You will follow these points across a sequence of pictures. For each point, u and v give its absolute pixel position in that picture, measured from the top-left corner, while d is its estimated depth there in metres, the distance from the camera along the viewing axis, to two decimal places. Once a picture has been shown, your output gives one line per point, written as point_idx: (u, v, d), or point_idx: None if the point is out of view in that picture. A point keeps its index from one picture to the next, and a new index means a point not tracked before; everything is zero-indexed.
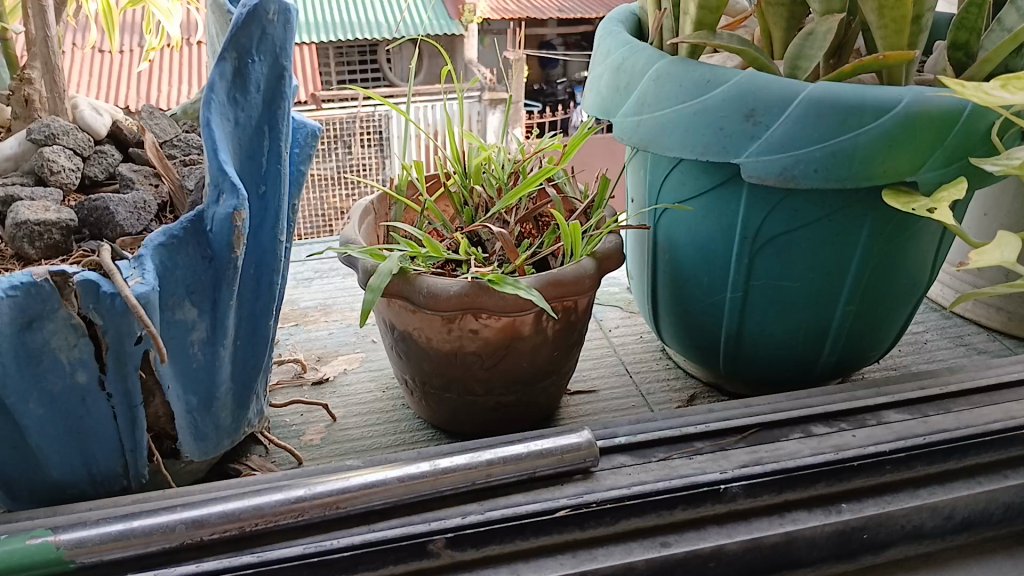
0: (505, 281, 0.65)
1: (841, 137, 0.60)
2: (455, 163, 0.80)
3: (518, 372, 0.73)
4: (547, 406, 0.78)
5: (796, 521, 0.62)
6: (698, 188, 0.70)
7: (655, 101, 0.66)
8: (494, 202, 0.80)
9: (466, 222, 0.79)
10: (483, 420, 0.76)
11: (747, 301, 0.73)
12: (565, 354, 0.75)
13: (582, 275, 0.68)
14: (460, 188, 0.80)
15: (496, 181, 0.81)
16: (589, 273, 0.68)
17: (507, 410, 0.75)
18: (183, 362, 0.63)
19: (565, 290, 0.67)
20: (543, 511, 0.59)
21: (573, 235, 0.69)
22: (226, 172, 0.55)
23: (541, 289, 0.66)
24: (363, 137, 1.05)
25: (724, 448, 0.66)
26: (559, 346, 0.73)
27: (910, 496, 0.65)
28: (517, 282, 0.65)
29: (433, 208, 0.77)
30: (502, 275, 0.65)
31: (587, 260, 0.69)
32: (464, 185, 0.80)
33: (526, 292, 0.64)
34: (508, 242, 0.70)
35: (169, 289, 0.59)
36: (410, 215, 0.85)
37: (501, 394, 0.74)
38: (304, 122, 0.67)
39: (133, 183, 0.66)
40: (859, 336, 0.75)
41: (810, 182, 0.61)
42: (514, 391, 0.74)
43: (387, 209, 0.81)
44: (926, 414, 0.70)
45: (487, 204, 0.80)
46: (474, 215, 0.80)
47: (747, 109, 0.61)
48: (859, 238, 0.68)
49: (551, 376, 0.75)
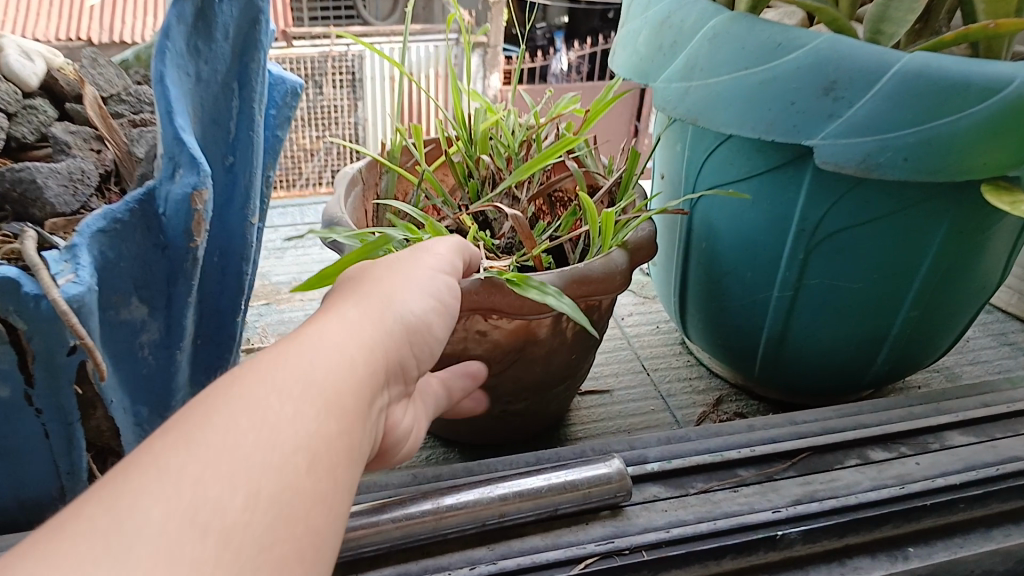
0: (528, 285, 0.53)
1: (937, 122, 0.49)
2: (459, 128, 0.67)
3: (528, 378, 0.62)
4: (557, 412, 0.68)
5: (858, 570, 0.53)
6: (749, 169, 0.59)
7: (709, 65, 0.55)
8: (503, 175, 0.68)
9: (471, 198, 0.68)
10: (487, 430, 0.66)
11: (795, 302, 0.63)
12: (583, 356, 0.65)
13: (612, 270, 0.57)
14: (463, 157, 0.68)
15: (504, 151, 0.68)
16: (620, 269, 0.58)
17: (514, 419, 0.65)
18: (130, 366, 0.52)
19: (592, 288, 0.57)
20: (565, 561, 0.50)
21: (605, 223, 0.57)
22: (183, 141, 0.43)
23: (564, 288, 0.55)
24: (332, 79, 1.00)
25: (772, 478, 0.57)
26: (578, 349, 0.63)
27: (983, 538, 0.56)
28: (545, 286, 0.53)
29: (432, 181, 0.65)
30: (525, 276, 0.53)
31: (617, 252, 0.58)
32: (470, 154, 0.68)
33: (556, 300, 0.52)
34: (523, 227, 0.57)
35: (113, 286, 0.47)
36: (403, 186, 0.73)
37: (508, 402, 0.64)
38: (283, 77, 0.55)
39: (68, 148, 0.54)
40: (918, 342, 0.66)
41: (896, 173, 0.50)
42: (523, 398, 0.64)
43: (377, 178, 0.69)
44: (993, 437, 0.61)
45: (495, 177, 0.68)
46: (480, 190, 0.69)
47: (827, 81, 0.50)
48: (935, 236, 0.57)
49: (565, 381, 0.65)
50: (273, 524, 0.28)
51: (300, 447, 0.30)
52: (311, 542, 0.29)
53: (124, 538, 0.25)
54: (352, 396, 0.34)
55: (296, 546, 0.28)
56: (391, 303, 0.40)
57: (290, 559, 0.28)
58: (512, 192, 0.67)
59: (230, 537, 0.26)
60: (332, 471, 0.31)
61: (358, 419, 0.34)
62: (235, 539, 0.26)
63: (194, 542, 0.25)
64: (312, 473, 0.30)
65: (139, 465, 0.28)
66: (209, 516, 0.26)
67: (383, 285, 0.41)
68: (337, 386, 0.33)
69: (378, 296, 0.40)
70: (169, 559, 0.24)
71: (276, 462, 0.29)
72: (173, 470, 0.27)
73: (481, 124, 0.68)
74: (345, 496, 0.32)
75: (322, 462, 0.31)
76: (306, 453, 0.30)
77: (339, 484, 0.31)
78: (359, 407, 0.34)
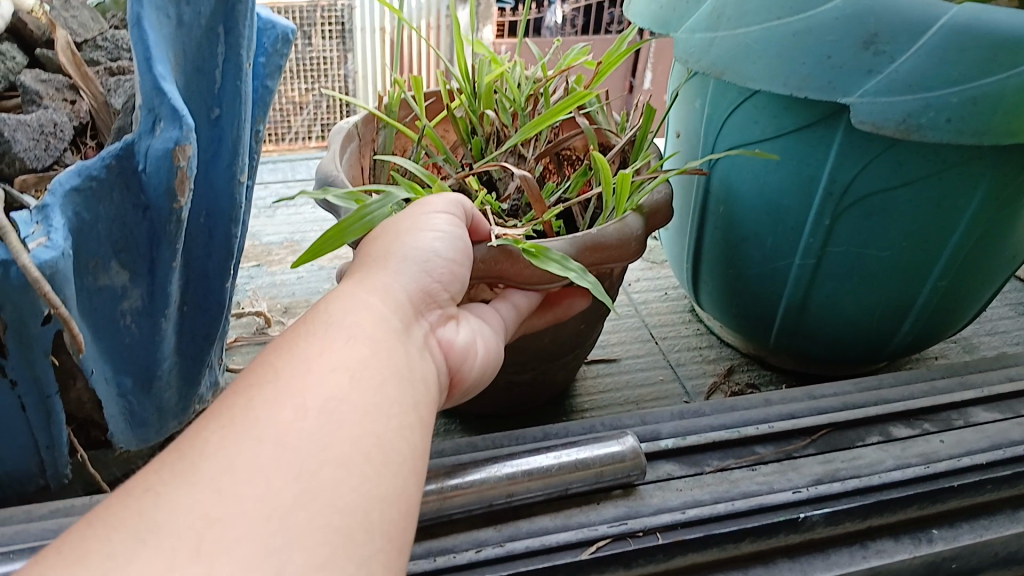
0: (547, 257, 0.48)
1: (988, 79, 0.45)
2: (461, 79, 0.63)
3: (536, 349, 0.59)
4: (563, 381, 0.65)
5: (881, 553, 0.50)
6: (775, 128, 0.55)
7: (738, 14, 0.51)
8: (509, 132, 0.64)
9: (474, 155, 0.63)
10: (491, 402, 0.63)
11: (819, 269, 0.60)
12: (593, 325, 0.61)
13: (626, 236, 0.53)
14: (467, 112, 0.64)
15: (510, 105, 0.64)
16: (635, 235, 0.54)
17: (519, 390, 0.62)
18: (112, 335, 0.48)
19: (606, 256, 0.52)
20: (576, 544, 0.47)
21: (619, 186, 0.53)
22: (163, 91, 0.39)
23: (576, 256, 0.51)
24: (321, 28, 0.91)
25: (791, 455, 0.54)
26: (588, 317, 0.59)
27: (1009, 519, 0.53)
28: (566, 260, 0.49)
29: (433, 137, 0.61)
30: (543, 248, 0.49)
31: (632, 217, 0.54)
32: (472, 108, 0.63)
33: (576, 276, 0.48)
34: (534, 189, 0.53)
35: (87, 248, 0.44)
36: (402, 142, 0.68)
37: (515, 372, 0.60)
38: (274, 21, 0.50)
39: (39, 99, 0.50)
40: (944, 313, 0.63)
41: (938, 135, 0.46)
42: (529, 369, 0.61)
43: (374, 133, 0.64)
44: (1020, 413, 0.59)
45: (500, 134, 0.64)
46: (483, 148, 0.64)
47: (867, 34, 0.46)
48: (972, 199, 0.54)
49: (573, 350, 0.62)
50: (327, 426, 0.29)
51: (342, 368, 0.32)
52: (370, 440, 0.30)
53: (184, 478, 0.27)
54: (384, 326, 0.36)
55: (355, 447, 0.29)
56: (403, 237, 0.42)
57: (351, 454, 0.29)
58: (517, 149, 0.63)
59: (286, 441, 0.28)
60: (380, 386, 0.32)
61: (395, 343, 0.35)
62: (292, 438, 0.28)
63: (250, 450, 0.28)
64: (359, 386, 0.32)
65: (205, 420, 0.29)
66: (263, 430, 0.28)
67: (392, 223, 0.43)
68: (362, 324, 0.35)
69: (389, 240, 0.42)
70: (229, 471, 0.27)
71: (320, 380, 0.31)
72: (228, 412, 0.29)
73: (486, 77, 0.63)
74: (401, 405, 0.33)
75: (367, 379, 0.32)
76: (347, 372, 0.32)
77: (391, 397, 0.32)
78: (391, 334, 0.36)
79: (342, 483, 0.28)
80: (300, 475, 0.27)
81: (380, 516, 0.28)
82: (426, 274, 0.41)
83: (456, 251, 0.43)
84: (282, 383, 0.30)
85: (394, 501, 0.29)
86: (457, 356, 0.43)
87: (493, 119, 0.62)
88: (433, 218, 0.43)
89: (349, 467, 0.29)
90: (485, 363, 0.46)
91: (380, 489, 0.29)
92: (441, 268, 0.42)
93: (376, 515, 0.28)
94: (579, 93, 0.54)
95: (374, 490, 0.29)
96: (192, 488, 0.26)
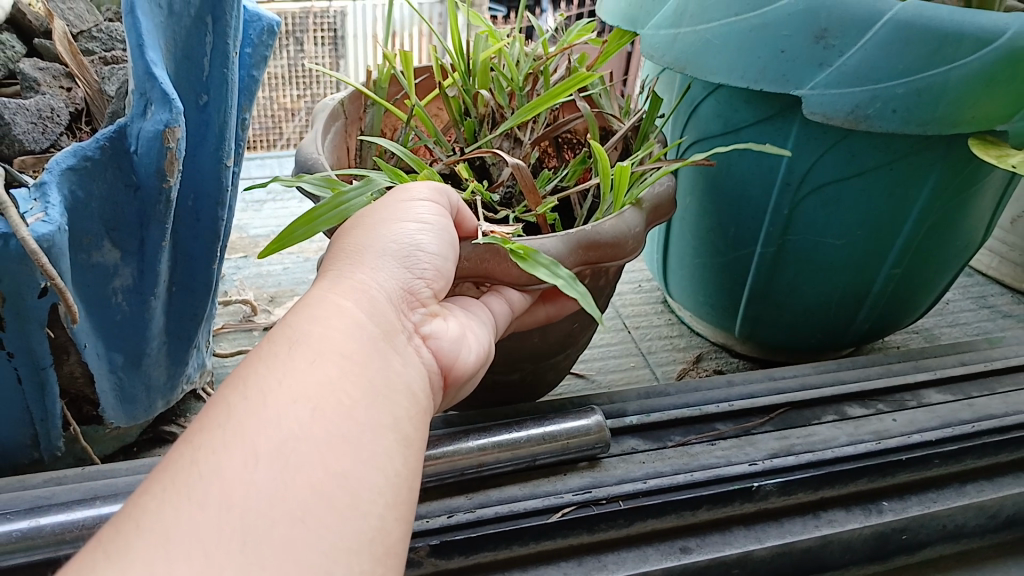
0: (535, 260, 0.43)
1: (930, 72, 0.49)
2: (455, 56, 0.60)
3: (525, 349, 0.56)
4: (551, 379, 0.62)
5: (833, 522, 0.53)
6: (737, 122, 0.59)
7: (699, 11, 0.54)
8: (504, 114, 0.61)
9: (466, 137, 0.60)
10: (475, 399, 0.60)
11: (780, 257, 0.63)
12: (586, 323, 0.58)
13: (625, 233, 0.48)
14: (461, 91, 0.61)
15: (507, 86, 0.61)
16: (633, 231, 0.49)
17: (507, 388, 0.59)
18: (104, 311, 0.51)
19: (602, 255, 0.47)
20: (544, 510, 0.50)
21: (618, 178, 0.49)
22: (154, 76, 0.42)
23: (570, 256, 0.46)
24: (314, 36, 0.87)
25: (750, 432, 0.57)
26: (580, 318, 0.56)
27: (956, 493, 0.56)
28: (555, 266, 0.43)
29: (422, 117, 0.59)
30: (532, 248, 0.44)
31: (632, 212, 0.49)
32: (467, 87, 0.60)
33: (564, 283, 0.43)
34: (526, 179, 0.50)
35: (82, 226, 0.46)
36: (391, 122, 0.67)
37: (502, 373, 0.57)
38: (260, 15, 0.53)
39: (37, 86, 0.53)
40: (900, 302, 0.66)
41: (886, 124, 0.51)
42: (518, 368, 0.57)
43: (361, 111, 0.62)
44: (970, 395, 0.62)
45: (495, 116, 0.61)
46: (477, 130, 0.61)
47: (819, 28, 0.50)
48: (922, 190, 0.57)
49: (566, 349, 0.59)
50: (278, 474, 0.29)
51: (301, 400, 0.31)
52: (334, 482, 0.30)
53: (121, 547, 0.26)
54: (353, 342, 0.35)
55: (314, 494, 0.29)
56: (381, 229, 0.40)
57: (311, 503, 0.29)
58: (513, 133, 0.61)
59: (236, 499, 0.28)
60: (345, 415, 0.32)
61: (366, 366, 0.35)
62: (237, 497, 0.28)
63: (194, 512, 0.27)
64: (321, 419, 0.31)
65: (157, 477, 0.29)
66: (211, 489, 0.28)
67: (371, 211, 0.42)
68: (332, 346, 0.34)
69: (361, 239, 0.40)
70: (168, 539, 0.26)
71: (277, 419, 0.30)
72: (177, 467, 0.29)
73: (481, 53, 0.61)
74: (373, 432, 0.32)
75: (330, 410, 0.32)
76: (311, 403, 0.31)
77: (360, 427, 0.32)
78: (361, 356, 0.35)
79: (298, 540, 0.28)
80: (245, 540, 0.27)
81: (344, 564, 0.28)
82: (406, 270, 0.40)
83: (436, 253, 0.41)
84: (235, 433, 0.30)
85: (360, 548, 0.29)
86: (448, 351, 0.41)
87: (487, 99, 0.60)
88: (415, 207, 0.41)
89: (306, 519, 0.28)
90: (478, 358, 0.44)
91: (344, 536, 0.29)
92: (423, 264, 0.40)
93: (340, 568, 0.28)
94: (582, 75, 0.54)
95: (338, 537, 0.29)
96: (127, 559, 0.25)
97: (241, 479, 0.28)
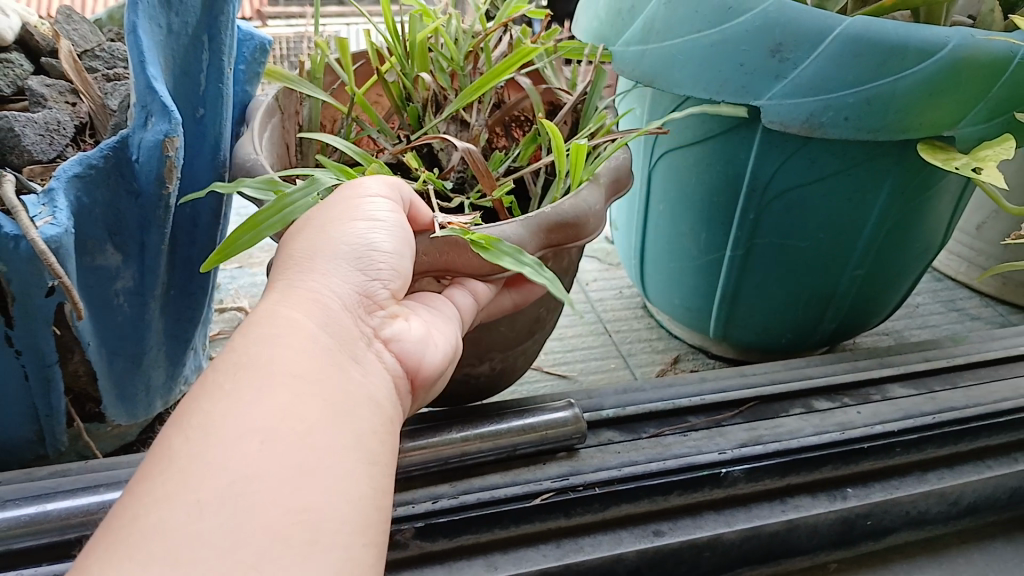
0: (497, 249, 0.43)
1: (877, 82, 0.52)
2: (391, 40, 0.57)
3: (493, 338, 0.58)
4: (521, 366, 0.64)
5: (799, 508, 0.56)
6: (704, 132, 0.62)
7: (664, 28, 0.57)
8: (447, 95, 0.60)
9: (411, 124, 0.59)
10: (451, 393, 0.62)
11: (748, 260, 0.66)
12: (549, 309, 0.61)
13: (584, 211, 0.48)
14: (401, 76, 0.59)
15: (448, 66, 0.59)
16: (593, 209, 0.49)
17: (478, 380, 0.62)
18: (107, 313, 0.54)
19: (564, 235, 0.48)
20: (524, 496, 0.52)
21: (574, 155, 0.49)
22: (154, 90, 0.45)
23: (531, 240, 0.46)
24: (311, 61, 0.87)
25: (720, 424, 0.60)
26: (545, 303, 0.59)
27: (918, 480, 0.59)
28: (519, 253, 0.43)
29: (364, 107, 0.57)
30: (493, 238, 0.43)
31: (588, 190, 0.49)
32: (407, 71, 0.58)
33: (531, 271, 0.43)
34: (479, 164, 0.50)
35: (87, 229, 0.49)
36: (330, 113, 0.63)
37: (471, 365, 0.60)
38: (253, 34, 0.56)
39: (44, 101, 0.57)
40: (864, 303, 0.69)
41: (839, 131, 0.54)
42: (487, 358, 0.60)
43: (296, 103, 0.58)
44: (933, 389, 0.65)
45: (438, 98, 0.60)
46: (422, 116, 0.60)
47: (774, 43, 0.53)
48: (878, 195, 0.60)
49: (532, 335, 0.61)
50: (226, 520, 0.27)
51: (249, 435, 0.30)
52: (292, 520, 0.28)
53: None
54: (309, 358, 0.34)
55: (269, 535, 0.27)
56: (334, 230, 0.39)
57: (266, 546, 0.27)
58: (460, 116, 0.60)
59: (181, 554, 0.26)
60: (300, 442, 0.30)
61: (320, 391, 0.33)
62: (182, 553, 0.26)
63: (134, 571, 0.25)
64: (272, 452, 0.29)
65: (94, 540, 0.27)
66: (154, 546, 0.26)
67: (320, 208, 0.40)
68: (282, 374, 0.32)
69: (313, 245, 0.38)
70: None
71: (224, 459, 0.29)
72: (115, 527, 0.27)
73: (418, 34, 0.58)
74: (332, 457, 0.31)
75: (288, 430, 0.30)
76: (260, 437, 0.30)
77: (318, 454, 0.30)
78: (315, 381, 0.33)
79: None
80: None
81: None
82: (362, 273, 0.38)
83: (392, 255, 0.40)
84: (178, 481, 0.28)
85: None
86: (413, 354, 0.41)
87: (430, 83, 0.58)
88: (369, 206, 0.40)
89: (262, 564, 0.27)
90: (445, 353, 0.44)
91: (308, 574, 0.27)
92: (379, 266, 0.39)
93: None
94: (528, 55, 0.50)
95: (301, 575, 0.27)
96: None
97: (187, 532, 0.26)
